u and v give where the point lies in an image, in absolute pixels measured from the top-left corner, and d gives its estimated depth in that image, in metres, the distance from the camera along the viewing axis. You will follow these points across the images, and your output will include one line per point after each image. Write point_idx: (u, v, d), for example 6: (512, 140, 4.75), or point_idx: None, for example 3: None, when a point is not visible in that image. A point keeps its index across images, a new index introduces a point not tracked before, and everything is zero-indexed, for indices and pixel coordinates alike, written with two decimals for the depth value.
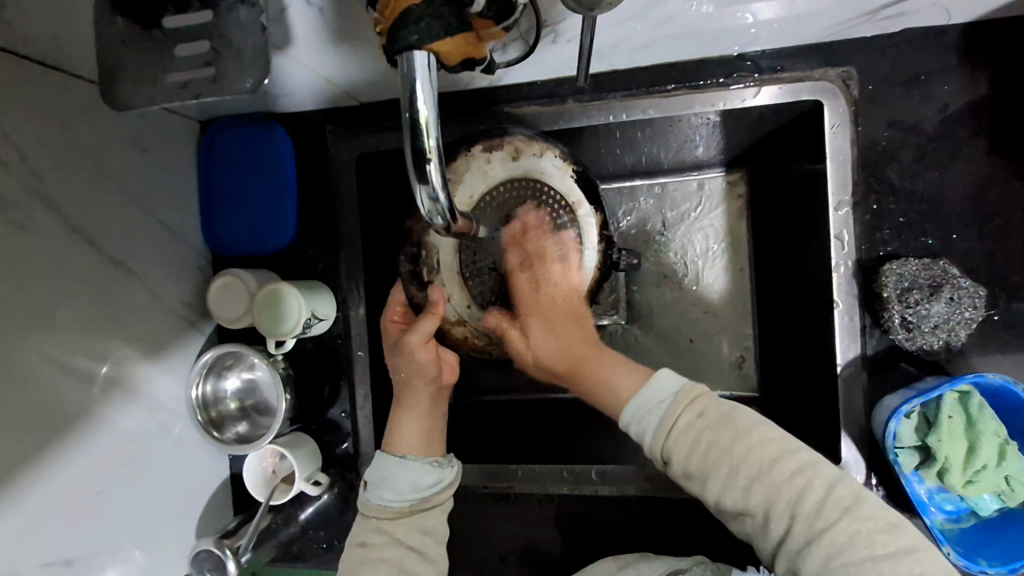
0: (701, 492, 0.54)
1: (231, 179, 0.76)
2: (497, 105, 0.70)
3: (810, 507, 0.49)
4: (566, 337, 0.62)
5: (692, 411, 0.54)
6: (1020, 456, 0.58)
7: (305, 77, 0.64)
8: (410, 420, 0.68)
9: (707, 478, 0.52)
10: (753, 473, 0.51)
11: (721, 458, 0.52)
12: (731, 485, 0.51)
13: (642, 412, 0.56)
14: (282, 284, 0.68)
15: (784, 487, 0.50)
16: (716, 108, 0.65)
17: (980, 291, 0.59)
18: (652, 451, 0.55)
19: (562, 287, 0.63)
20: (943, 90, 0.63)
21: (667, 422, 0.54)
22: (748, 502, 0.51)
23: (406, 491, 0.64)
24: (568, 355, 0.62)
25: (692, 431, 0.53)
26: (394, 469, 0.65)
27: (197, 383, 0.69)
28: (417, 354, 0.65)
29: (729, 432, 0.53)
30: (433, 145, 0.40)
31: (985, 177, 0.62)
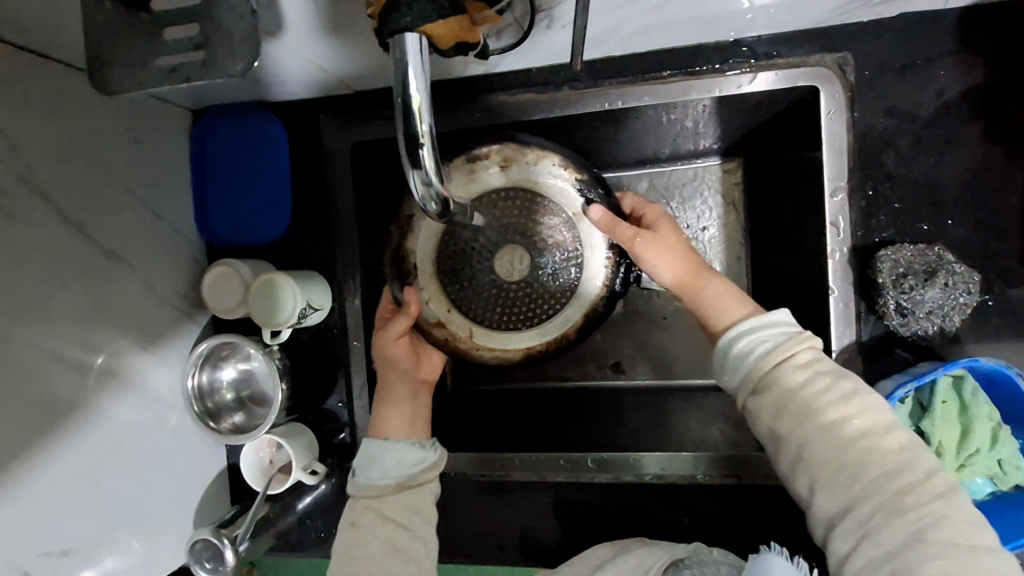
0: (790, 435, 0.52)
1: (224, 168, 0.75)
2: (493, 91, 0.69)
3: (883, 487, 0.48)
4: (679, 246, 0.64)
5: (809, 353, 0.54)
6: (1012, 440, 0.59)
7: (298, 66, 0.63)
8: (390, 413, 0.68)
9: (807, 419, 0.51)
10: (859, 430, 0.50)
11: (831, 409, 0.51)
12: (830, 434, 0.50)
13: (757, 332, 0.56)
14: (278, 274, 0.68)
15: (889, 455, 0.49)
16: (712, 94, 0.65)
17: (975, 275, 0.60)
18: (753, 374, 0.55)
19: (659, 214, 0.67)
20: (940, 76, 0.62)
21: (784, 351, 0.54)
22: (843, 457, 0.49)
23: (393, 469, 0.65)
24: (682, 264, 0.63)
25: (806, 371, 0.53)
26: (379, 450, 0.66)
27: (192, 373, 0.68)
28: (390, 348, 0.69)
29: (845, 388, 0.52)
30: (425, 129, 0.40)
31: (980, 163, 0.62)
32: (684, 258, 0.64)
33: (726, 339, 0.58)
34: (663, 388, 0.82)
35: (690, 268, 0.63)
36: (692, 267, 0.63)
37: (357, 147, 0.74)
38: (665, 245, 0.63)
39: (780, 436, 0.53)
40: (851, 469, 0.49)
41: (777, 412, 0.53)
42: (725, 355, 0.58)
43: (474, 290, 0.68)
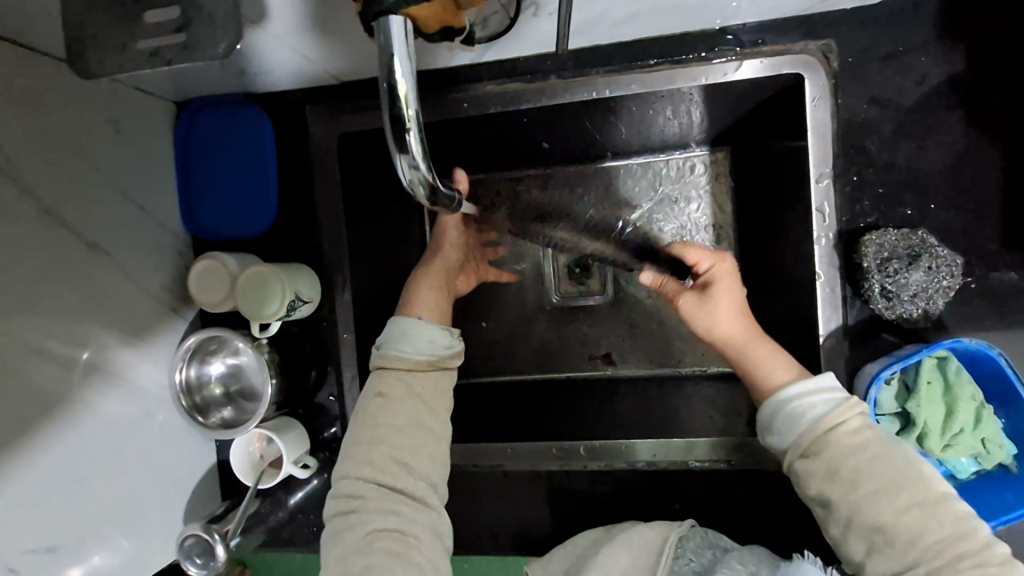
0: (843, 500, 0.54)
1: (208, 160, 0.74)
2: (482, 81, 0.69)
3: (936, 545, 0.50)
4: (739, 305, 0.67)
5: (860, 419, 0.56)
6: (995, 419, 0.59)
7: (283, 55, 0.62)
8: (426, 284, 0.73)
9: (859, 487, 0.53)
10: (914, 496, 0.52)
11: (883, 474, 0.53)
12: (885, 500, 0.52)
13: (806, 397, 0.58)
14: (265, 266, 0.67)
15: (943, 522, 0.51)
16: (698, 83, 0.65)
17: (956, 259, 0.60)
18: (804, 439, 0.56)
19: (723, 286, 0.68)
20: (922, 62, 0.63)
21: (833, 418, 0.56)
22: (894, 521, 0.52)
23: (426, 346, 0.67)
24: (731, 325, 0.65)
25: (855, 437, 0.55)
26: (415, 324, 0.67)
27: (180, 367, 0.68)
28: (447, 231, 0.78)
29: (898, 454, 0.54)
30: (413, 114, 0.40)
31: (961, 147, 0.63)
32: (743, 316, 0.66)
33: (767, 403, 0.60)
34: (655, 376, 0.84)
35: (750, 332, 0.65)
36: (753, 330, 0.65)
37: (345, 138, 0.72)
38: (718, 307, 0.67)
39: (831, 501, 0.54)
40: (906, 529, 0.51)
41: (826, 483, 0.55)
42: (769, 427, 0.60)
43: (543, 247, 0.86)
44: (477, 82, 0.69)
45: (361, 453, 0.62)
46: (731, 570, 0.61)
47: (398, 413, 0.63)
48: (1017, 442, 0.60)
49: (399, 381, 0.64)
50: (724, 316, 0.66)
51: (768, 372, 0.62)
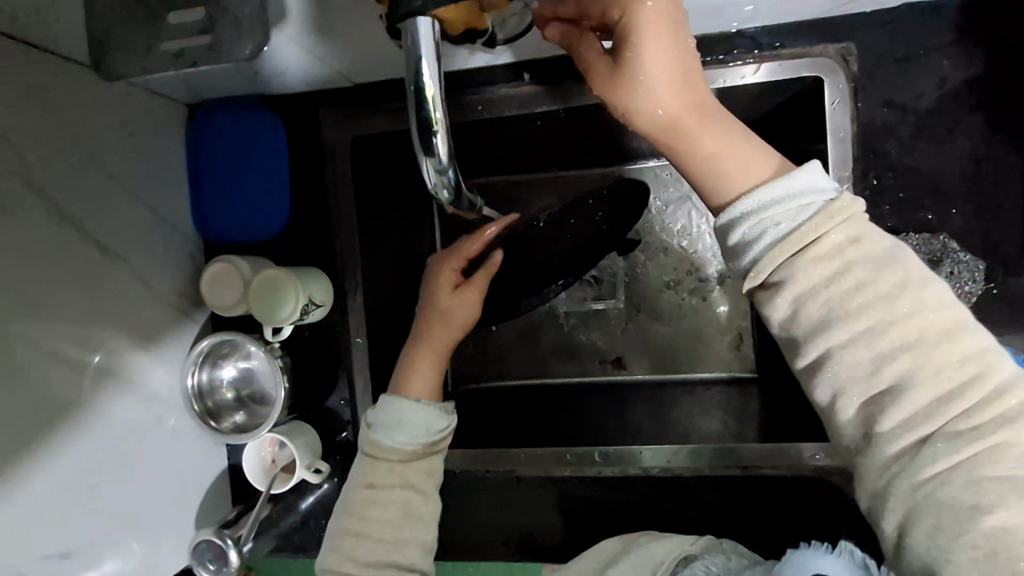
0: (815, 345, 0.42)
1: (222, 164, 0.73)
2: (496, 82, 0.69)
3: (934, 417, 0.39)
4: (682, 61, 0.47)
5: (843, 231, 0.41)
6: None
7: (299, 59, 0.62)
8: (426, 365, 0.69)
9: (835, 325, 0.41)
10: (908, 334, 0.40)
11: (868, 308, 0.40)
12: (869, 344, 0.40)
13: (771, 206, 0.43)
14: (278, 270, 0.66)
15: (946, 374, 0.39)
16: (717, 84, 0.64)
17: (980, 265, 0.62)
18: (765, 267, 0.42)
19: (657, 58, 0.46)
20: (941, 66, 0.62)
21: (803, 234, 0.41)
22: (881, 379, 0.40)
23: (419, 434, 0.65)
24: (663, 101, 0.47)
25: (837, 257, 0.41)
26: (406, 410, 0.65)
27: (192, 371, 0.67)
28: (464, 311, 0.71)
29: (891, 277, 0.41)
30: (439, 116, 0.40)
31: (981, 151, 0.62)
32: (683, 83, 0.47)
33: (716, 218, 0.47)
34: (659, 380, 0.85)
35: (692, 107, 0.48)
36: (691, 101, 0.48)
37: (357, 141, 0.72)
38: (649, 77, 0.47)
39: (797, 339, 0.43)
40: (897, 383, 0.40)
41: (792, 322, 0.42)
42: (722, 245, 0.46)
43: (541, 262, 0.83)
44: (490, 85, 0.70)
45: (357, 527, 0.62)
46: None
47: (388, 507, 0.63)
48: None
49: (390, 473, 0.64)
50: (657, 83, 0.47)
51: (726, 176, 0.47)
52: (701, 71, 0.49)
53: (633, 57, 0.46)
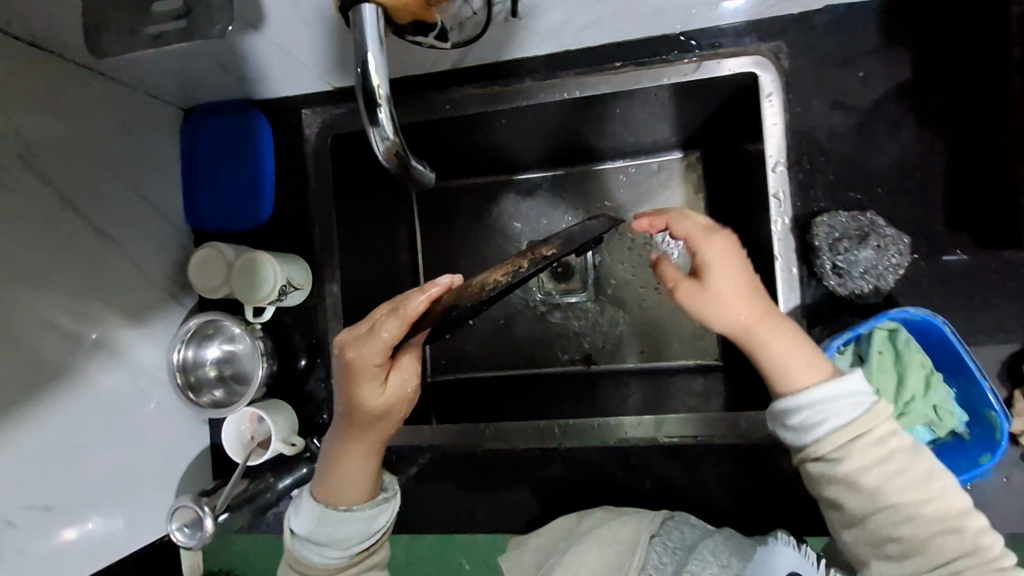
0: (859, 507, 0.55)
1: (214, 161, 0.80)
2: (462, 82, 0.75)
3: (943, 563, 0.52)
4: (745, 279, 0.59)
5: (887, 424, 0.54)
6: (945, 386, 0.60)
7: (282, 58, 0.69)
8: (359, 466, 0.66)
9: (881, 496, 0.53)
10: (934, 510, 0.53)
11: (905, 486, 0.53)
12: (904, 512, 0.53)
13: (830, 403, 0.55)
14: (259, 251, 0.72)
15: (960, 536, 0.52)
16: (662, 83, 0.69)
17: (904, 238, 0.62)
18: (823, 445, 0.55)
19: (727, 277, 0.59)
20: (864, 59, 0.67)
21: (858, 426, 0.54)
22: (911, 535, 0.53)
23: (354, 542, 0.67)
24: (737, 309, 0.58)
25: (880, 444, 0.54)
26: (335, 525, 0.66)
27: (178, 347, 0.72)
28: (394, 407, 0.64)
29: (921, 464, 0.54)
30: (382, 91, 0.45)
31: (905, 136, 0.67)
32: (750, 296, 0.59)
33: (777, 400, 0.57)
34: (634, 370, 0.89)
35: (759, 316, 0.58)
36: (758, 311, 0.58)
37: (338, 139, 0.78)
38: (723, 295, 0.58)
39: (845, 501, 0.55)
40: (923, 541, 0.53)
41: (842, 487, 0.55)
42: (785, 423, 0.57)
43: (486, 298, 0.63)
44: (457, 87, 0.75)
45: None
46: (703, 562, 0.63)
47: None
48: (970, 413, 0.60)
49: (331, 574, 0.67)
50: (729, 298, 0.58)
51: (792, 372, 0.57)
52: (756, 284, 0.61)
53: (702, 277, 0.59)
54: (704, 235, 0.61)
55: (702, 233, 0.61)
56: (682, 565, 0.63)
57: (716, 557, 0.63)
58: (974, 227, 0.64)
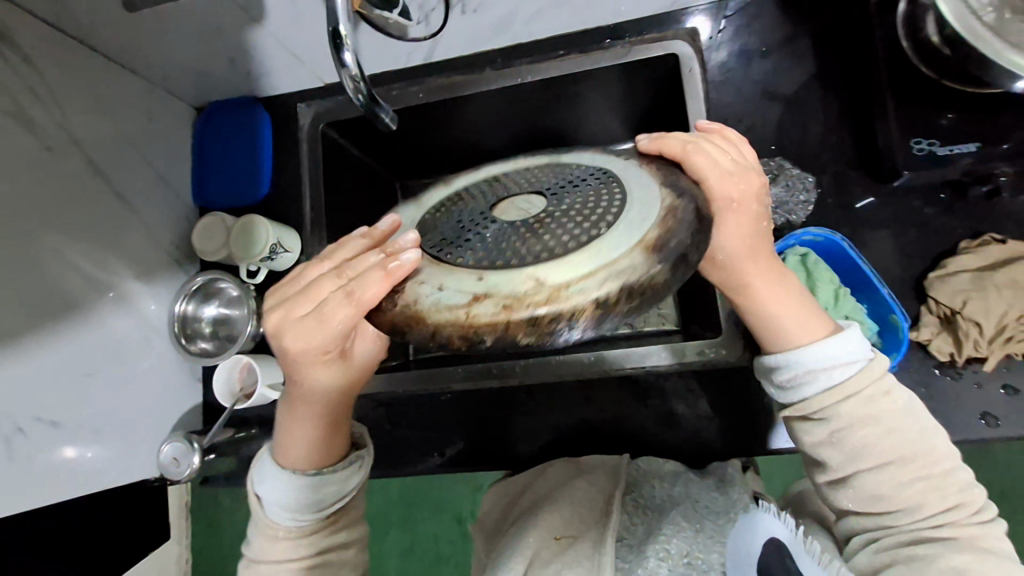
0: (847, 464, 0.58)
1: (220, 148, 0.91)
2: (432, 75, 0.88)
3: (927, 516, 0.56)
4: (756, 235, 0.57)
5: (879, 386, 0.57)
6: (854, 300, 0.67)
7: (279, 53, 0.81)
8: (333, 433, 0.69)
9: (867, 455, 0.57)
10: (921, 469, 0.56)
11: (892, 448, 0.57)
12: (892, 471, 0.56)
13: (820, 367, 0.57)
14: (254, 215, 0.82)
15: (944, 492, 0.56)
16: (600, 65, 0.81)
17: (809, 176, 0.72)
18: (814, 405, 0.58)
19: (736, 234, 0.57)
20: (768, 39, 0.79)
21: (847, 389, 0.57)
22: (897, 490, 0.56)
23: (327, 508, 0.68)
24: (739, 267, 0.59)
25: (870, 406, 0.57)
26: (312, 492, 0.67)
27: (181, 300, 0.83)
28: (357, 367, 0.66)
29: (912, 424, 0.57)
30: (346, 32, 0.54)
31: (807, 100, 0.77)
32: (758, 252, 0.59)
33: (772, 359, 0.61)
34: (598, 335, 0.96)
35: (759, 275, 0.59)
36: (759, 268, 0.59)
37: (329, 126, 0.90)
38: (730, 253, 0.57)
39: (837, 462, 0.59)
40: (908, 497, 0.56)
41: (829, 443, 0.59)
42: (774, 377, 0.62)
43: (482, 243, 0.46)
44: (429, 78, 0.87)
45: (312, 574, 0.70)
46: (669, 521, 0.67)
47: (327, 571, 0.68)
48: (880, 324, 0.66)
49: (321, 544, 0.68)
50: (734, 255, 0.58)
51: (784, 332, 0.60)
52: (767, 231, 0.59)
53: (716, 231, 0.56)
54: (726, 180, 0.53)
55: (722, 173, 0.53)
56: (650, 528, 0.69)
57: None
58: (875, 170, 0.73)
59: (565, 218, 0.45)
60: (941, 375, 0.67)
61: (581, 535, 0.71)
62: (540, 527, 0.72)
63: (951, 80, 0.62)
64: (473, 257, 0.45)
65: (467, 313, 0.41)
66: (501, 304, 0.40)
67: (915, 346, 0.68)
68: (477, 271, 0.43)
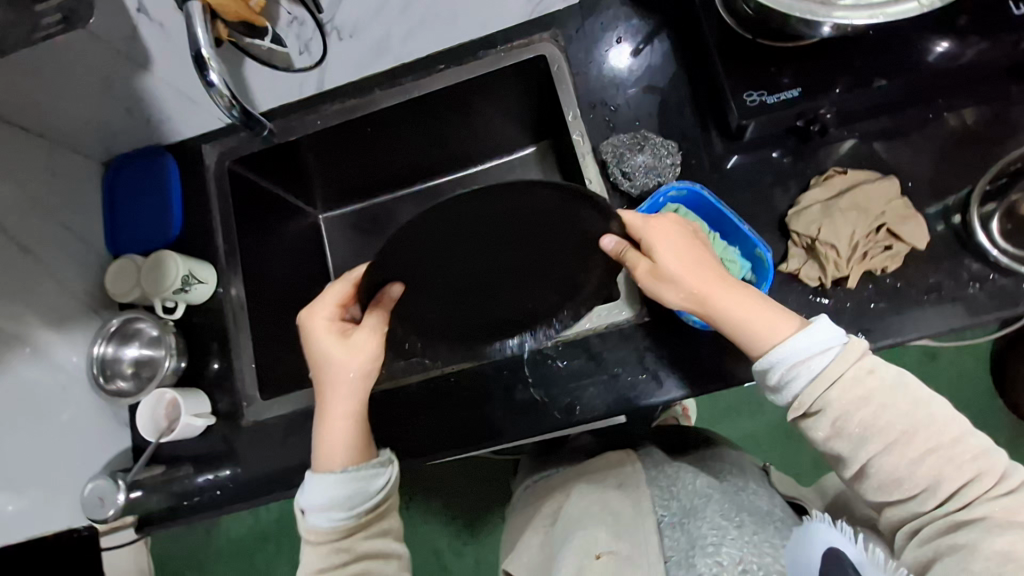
0: (853, 456, 0.60)
1: (127, 194, 0.93)
2: (326, 102, 0.93)
3: (953, 491, 0.57)
4: (692, 253, 0.66)
5: (861, 366, 0.59)
6: (722, 243, 0.74)
7: (172, 96, 0.85)
8: (348, 427, 0.69)
9: (868, 439, 0.58)
10: (932, 443, 0.58)
11: (894, 427, 0.58)
12: (902, 453, 0.58)
13: (800, 359, 0.60)
14: (163, 250, 0.84)
15: (957, 463, 0.57)
16: (477, 73, 0.89)
17: (672, 143, 0.80)
18: (807, 397, 0.60)
19: (671, 254, 0.64)
20: (622, 31, 0.88)
21: (832, 371, 0.59)
22: (914, 474, 0.58)
23: (357, 502, 0.66)
24: (694, 283, 0.64)
25: (859, 386, 0.59)
26: (336, 486, 0.66)
27: (99, 343, 0.83)
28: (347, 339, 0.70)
29: (901, 398, 0.58)
30: (209, 54, 0.59)
31: (665, 78, 0.85)
32: (704, 269, 0.65)
33: (758, 361, 0.63)
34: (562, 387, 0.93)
35: (716, 285, 0.64)
36: (713, 279, 0.65)
37: (233, 163, 0.93)
38: (677, 271, 0.64)
39: (845, 455, 0.60)
40: (925, 477, 0.57)
41: (833, 436, 0.60)
42: (769, 384, 0.63)
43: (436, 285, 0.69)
44: (324, 106, 0.93)
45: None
46: (719, 527, 0.62)
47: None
48: (750, 262, 0.74)
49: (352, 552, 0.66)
50: (683, 276, 0.64)
51: (756, 330, 0.63)
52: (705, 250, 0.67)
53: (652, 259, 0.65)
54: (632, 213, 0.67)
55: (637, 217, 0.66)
56: (698, 537, 0.62)
57: (727, 521, 0.63)
58: (729, 131, 0.81)
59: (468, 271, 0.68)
60: (816, 300, 0.73)
61: (625, 552, 0.64)
62: (576, 548, 0.66)
63: (763, 37, 0.72)
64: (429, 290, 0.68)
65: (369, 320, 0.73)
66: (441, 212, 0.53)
67: (788, 279, 0.74)
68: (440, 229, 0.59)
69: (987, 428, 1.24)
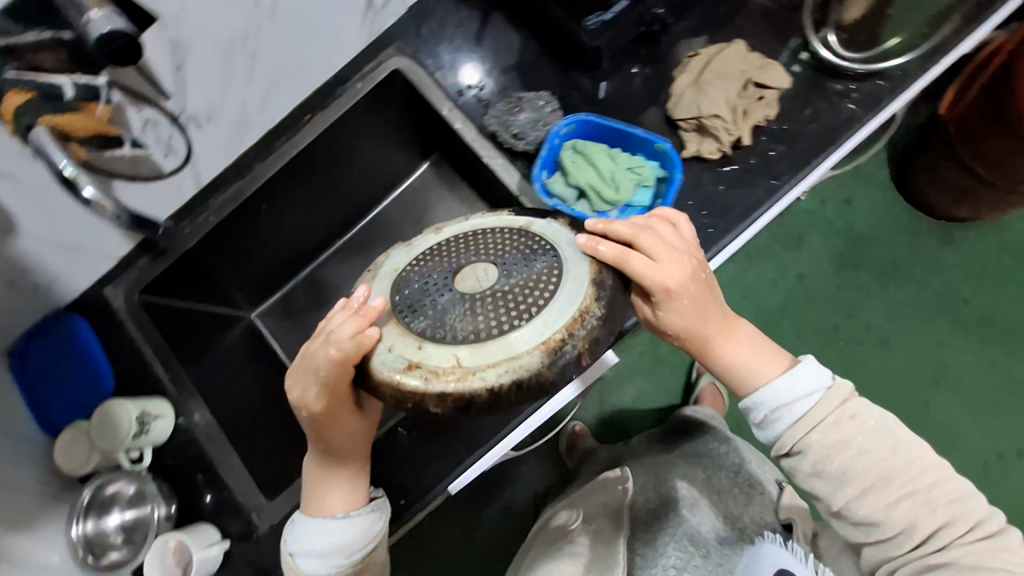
0: (831, 497, 0.60)
1: (42, 374, 0.85)
2: (210, 197, 0.90)
3: (932, 531, 0.58)
4: (703, 305, 0.61)
5: (843, 414, 0.60)
6: (626, 155, 0.80)
7: (53, 251, 0.80)
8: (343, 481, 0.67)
9: (847, 483, 0.59)
10: (913, 485, 0.59)
11: (870, 470, 0.59)
12: (885, 492, 0.59)
13: (780, 406, 0.60)
14: (107, 403, 0.79)
15: (936, 507, 0.58)
16: (344, 109, 0.91)
17: (543, 93, 0.85)
18: (782, 440, 0.61)
19: (679, 316, 0.60)
20: (459, 20, 0.92)
21: (810, 420, 0.59)
22: (891, 515, 0.59)
23: (345, 549, 0.63)
24: (697, 335, 0.62)
25: (829, 435, 0.59)
26: (325, 530, 0.63)
27: (76, 523, 0.79)
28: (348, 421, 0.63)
29: (883, 443, 0.59)
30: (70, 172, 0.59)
31: (514, 44, 0.90)
32: (710, 321, 0.62)
33: (742, 400, 0.64)
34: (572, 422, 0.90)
35: (716, 335, 0.62)
36: (715, 330, 0.62)
37: (143, 295, 0.89)
38: (681, 327, 0.61)
39: (822, 494, 0.61)
40: (902, 519, 0.58)
41: (813, 477, 0.60)
42: (752, 421, 0.64)
43: (435, 317, 0.54)
44: (210, 200, 0.90)
45: None
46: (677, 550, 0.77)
47: None
48: (657, 159, 0.79)
49: None
50: (687, 329, 0.61)
51: (746, 378, 0.63)
52: (715, 293, 0.62)
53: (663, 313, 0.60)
54: (644, 264, 0.57)
55: (658, 277, 0.57)
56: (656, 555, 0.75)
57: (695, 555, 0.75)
58: (587, 63, 0.86)
59: (496, 304, 0.54)
60: (725, 170, 0.78)
61: None
62: None
63: None
64: (422, 322, 0.55)
65: (399, 382, 0.54)
66: (425, 377, 0.53)
67: (694, 162, 0.79)
68: (417, 338, 0.54)
69: (919, 239, 1.34)
